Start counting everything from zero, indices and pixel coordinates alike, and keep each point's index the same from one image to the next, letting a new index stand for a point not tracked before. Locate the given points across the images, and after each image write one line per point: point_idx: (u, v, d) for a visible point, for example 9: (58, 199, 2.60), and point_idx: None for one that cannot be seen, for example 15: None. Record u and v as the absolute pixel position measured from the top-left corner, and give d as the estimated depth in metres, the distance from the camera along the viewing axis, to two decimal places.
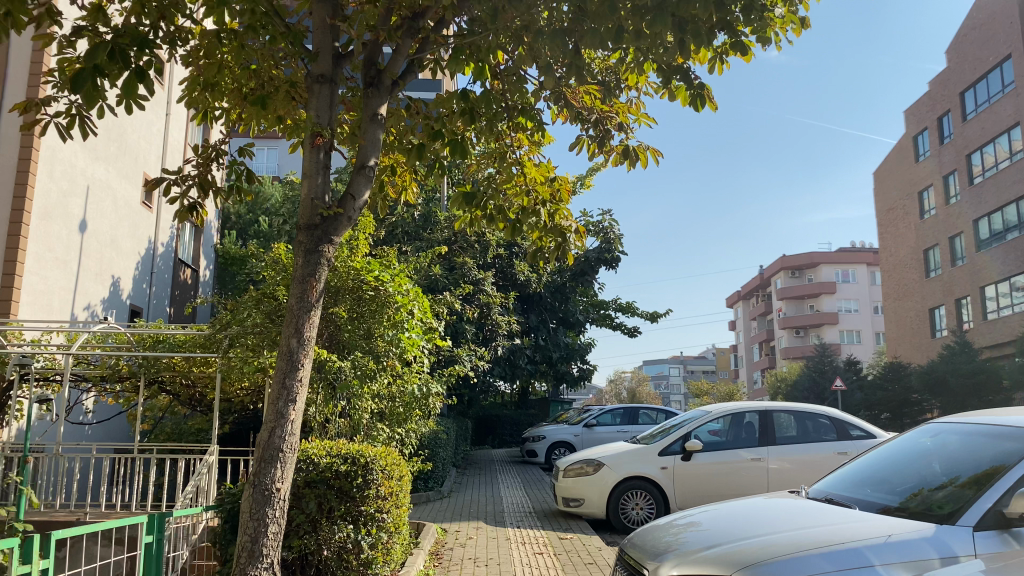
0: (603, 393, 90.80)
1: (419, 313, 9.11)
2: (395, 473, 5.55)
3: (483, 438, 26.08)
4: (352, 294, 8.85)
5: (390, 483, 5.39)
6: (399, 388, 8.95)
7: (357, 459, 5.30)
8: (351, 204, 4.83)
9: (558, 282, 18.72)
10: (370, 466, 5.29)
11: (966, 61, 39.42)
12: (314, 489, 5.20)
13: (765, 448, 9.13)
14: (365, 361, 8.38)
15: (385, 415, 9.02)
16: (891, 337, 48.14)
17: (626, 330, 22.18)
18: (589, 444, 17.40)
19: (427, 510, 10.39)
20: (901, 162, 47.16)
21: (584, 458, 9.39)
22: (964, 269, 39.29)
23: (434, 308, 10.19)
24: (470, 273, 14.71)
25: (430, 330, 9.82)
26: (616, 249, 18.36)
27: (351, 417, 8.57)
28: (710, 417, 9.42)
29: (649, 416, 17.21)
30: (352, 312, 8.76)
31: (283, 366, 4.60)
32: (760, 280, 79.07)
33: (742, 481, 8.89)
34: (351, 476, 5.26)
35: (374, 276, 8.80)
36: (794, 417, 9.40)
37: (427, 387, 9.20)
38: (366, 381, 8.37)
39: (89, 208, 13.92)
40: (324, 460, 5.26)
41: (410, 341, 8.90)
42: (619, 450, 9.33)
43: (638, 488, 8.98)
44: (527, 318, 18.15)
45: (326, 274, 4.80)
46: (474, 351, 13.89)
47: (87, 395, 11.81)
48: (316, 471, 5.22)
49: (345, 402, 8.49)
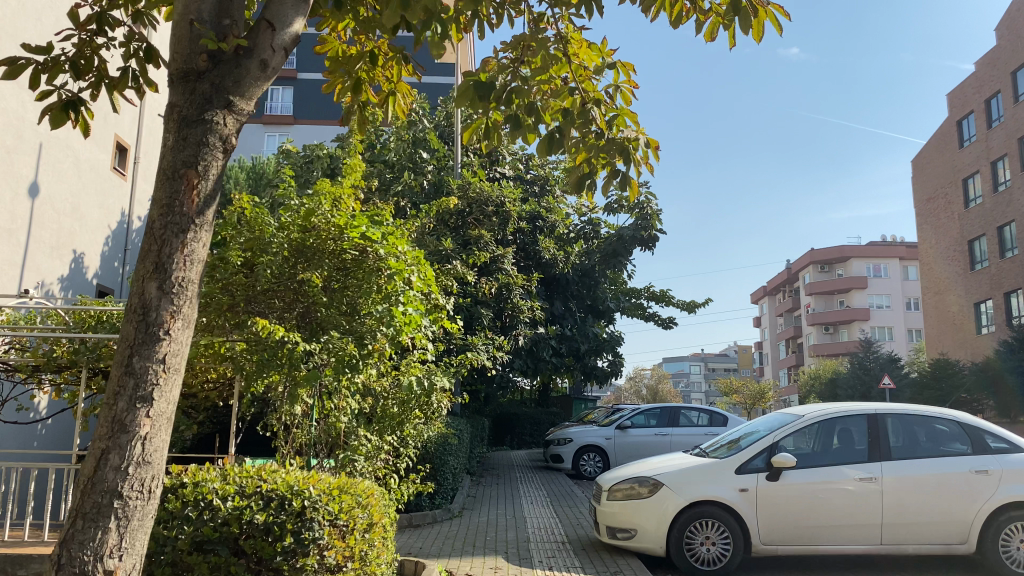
0: (624, 391, 88.33)
1: (419, 283, 6.86)
2: (358, 524, 4.24)
3: (501, 439, 23.84)
4: (325, 255, 6.66)
5: (344, 542, 4.12)
6: (386, 378, 6.65)
7: (287, 504, 4.08)
8: (270, 37, 3.45)
9: (586, 265, 16.38)
10: (311, 525, 4.04)
11: (1020, 36, 36.62)
12: (207, 552, 4.02)
13: (878, 464, 6.85)
14: (343, 342, 6.11)
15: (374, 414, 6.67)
16: (933, 334, 45.50)
17: (661, 321, 19.88)
18: (623, 449, 15.17)
19: (432, 537, 8.27)
20: (944, 147, 44.43)
21: (633, 475, 7.18)
22: (1016, 260, 36.60)
23: (441, 281, 7.88)
24: (481, 246, 12.49)
25: (436, 308, 7.60)
26: (654, 226, 16.01)
27: (329, 421, 6.37)
28: (800, 424, 7.16)
29: (691, 416, 15.39)
30: (330, 282, 6.64)
31: (133, 337, 2.90)
32: (787, 274, 76.37)
33: (845, 511, 6.72)
34: (274, 534, 4.03)
35: (359, 235, 6.58)
36: (911, 423, 7.13)
37: (431, 380, 6.57)
38: (343, 370, 6.01)
39: (42, 169, 11.84)
40: (231, 504, 4.08)
41: (406, 320, 6.60)
42: (679, 465, 7.13)
43: (709, 516, 6.77)
44: (552, 306, 15.90)
45: (214, 178, 3.14)
46: (489, 341, 11.71)
47: (27, 390, 9.76)
48: (218, 524, 4.05)
49: (317, 393, 6.27)
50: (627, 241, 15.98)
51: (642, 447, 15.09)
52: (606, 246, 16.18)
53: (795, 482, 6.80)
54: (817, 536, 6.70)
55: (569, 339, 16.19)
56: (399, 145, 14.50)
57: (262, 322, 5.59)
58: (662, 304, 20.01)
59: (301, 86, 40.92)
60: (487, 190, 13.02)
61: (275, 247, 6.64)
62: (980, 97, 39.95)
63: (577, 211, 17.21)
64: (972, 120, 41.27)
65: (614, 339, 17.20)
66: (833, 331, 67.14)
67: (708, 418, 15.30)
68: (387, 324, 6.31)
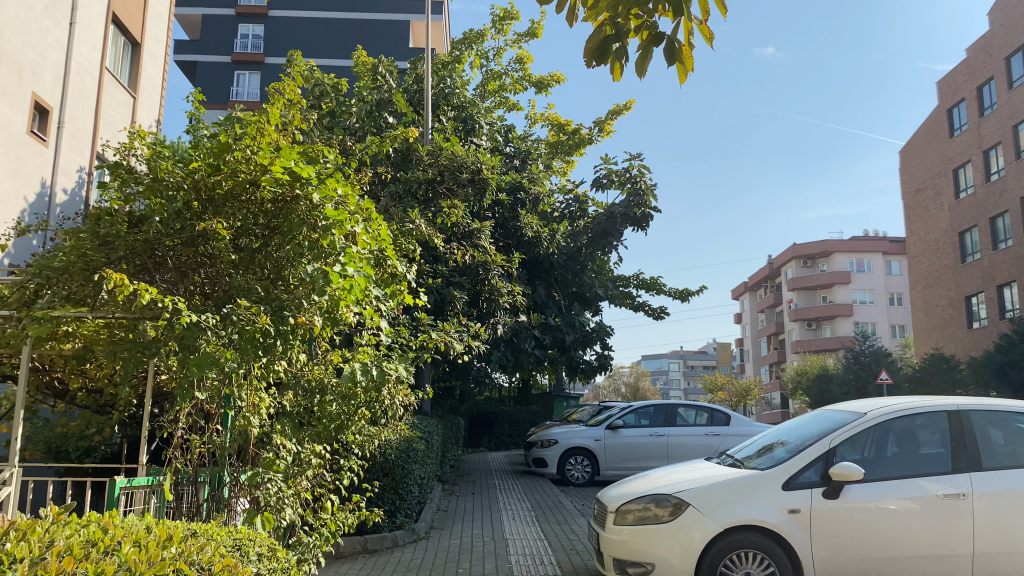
0: (603, 389, 86.95)
1: (366, 239, 5.09)
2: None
3: (478, 440, 22.13)
4: (241, 203, 5.00)
5: None
6: (317, 363, 4.90)
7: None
8: None
9: (572, 248, 14.74)
10: None
11: (1013, 22, 35.60)
12: None
13: (967, 477, 5.28)
14: (254, 313, 4.27)
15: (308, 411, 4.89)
16: (920, 329, 44.50)
17: (651, 312, 18.27)
18: (615, 452, 13.55)
19: (389, 567, 6.59)
20: (932, 136, 43.43)
21: (647, 493, 5.55)
22: (1009, 251, 35.53)
23: (398, 247, 6.16)
24: (454, 219, 10.77)
25: (395, 279, 5.92)
26: (647, 203, 14.34)
27: (239, 430, 4.51)
28: (859, 425, 5.56)
29: (690, 415, 13.85)
30: (246, 238, 5.02)
31: None
32: (769, 270, 75.41)
33: (927, 537, 5.16)
34: None
35: (285, 171, 4.83)
36: (1003, 424, 5.56)
37: (382, 371, 4.70)
38: (254, 357, 4.20)
39: None
40: None
41: (348, 288, 4.74)
42: (706, 478, 5.53)
43: (749, 546, 5.17)
44: (534, 291, 14.40)
45: None
46: (462, 328, 10.04)
47: None
48: None
49: (217, 389, 4.41)
50: (618, 219, 14.40)
51: (636, 448, 13.52)
52: (595, 227, 14.57)
53: (859, 501, 5.21)
54: (890, 570, 5.15)
55: (552, 329, 14.53)
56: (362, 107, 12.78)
57: (116, 279, 3.80)
58: (652, 292, 18.43)
59: (269, 70, 39.00)
60: (463, 153, 11.36)
61: (182, 196, 5.03)
62: (971, 85, 39.00)
63: (560, 188, 15.61)
64: (962, 108, 40.27)
65: (604, 329, 15.43)
66: (816, 327, 66.10)
67: (707, 417, 13.82)
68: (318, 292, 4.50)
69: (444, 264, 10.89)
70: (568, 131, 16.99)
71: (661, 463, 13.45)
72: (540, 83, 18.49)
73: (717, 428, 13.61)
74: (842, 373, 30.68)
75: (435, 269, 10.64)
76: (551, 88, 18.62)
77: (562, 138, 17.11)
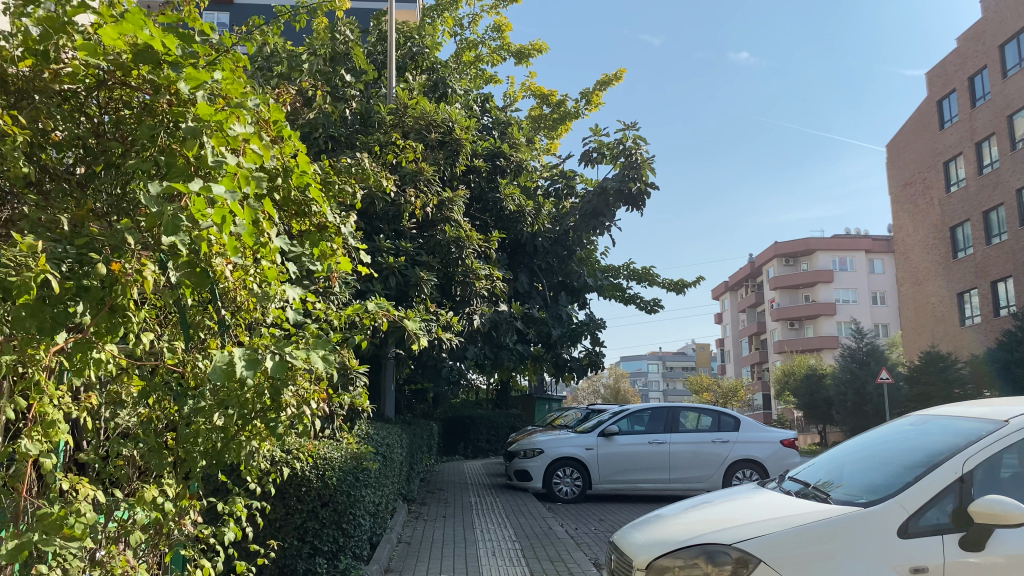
0: (582, 391, 85.47)
1: (261, 150, 3.20)
2: None
3: (453, 447, 20.24)
4: (74, 102, 3.26)
5: None
6: (175, 347, 3.12)
7: None
8: None
9: (558, 231, 13.03)
10: None
11: (1007, 8, 34.39)
12: None
13: None
14: (26, 253, 2.35)
15: (170, 413, 3.18)
16: (910, 327, 43.35)
17: (644, 305, 16.53)
18: (608, 462, 11.73)
19: None
20: (922, 129, 42.26)
21: (695, 543, 3.76)
22: (1004, 246, 34.27)
23: (329, 192, 4.33)
24: (420, 187, 8.85)
25: (319, 229, 4.16)
26: (644, 178, 12.45)
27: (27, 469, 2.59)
28: (1003, 439, 3.72)
29: (692, 418, 12.17)
30: (90, 162, 3.28)
31: None
32: (750, 269, 74.22)
33: None
34: None
35: (130, 45, 3.01)
36: None
37: (275, 361, 2.91)
38: (34, 342, 2.38)
39: None
40: None
41: (219, 219, 2.84)
42: (781, 520, 3.73)
43: None
44: (517, 278, 12.75)
45: None
46: (427, 319, 8.22)
47: None
48: None
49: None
50: (610, 196, 12.58)
51: (632, 458, 11.75)
52: (583, 207, 12.80)
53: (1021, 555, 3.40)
54: None
55: (537, 323, 12.68)
56: (314, 61, 10.92)
57: None
58: (644, 283, 16.70)
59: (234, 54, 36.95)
60: (432, 109, 9.51)
61: None
62: (962, 75, 37.82)
63: (544, 165, 13.83)
64: (953, 99, 39.08)
65: (592, 321, 13.53)
66: (799, 326, 65.00)
67: (712, 421, 12.15)
68: (164, 233, 2.62)
69: (410, 240, 9.05)
70: (552, 103, 15.15)
71: (661, 475, 11.71)
72: (520, 53, 16.73)
73: (725, 435, 11.96)
74: (838, 372, 29.13)
75: (398, 247, 8.77)
76: (532, 59, 16.86)
77: (546, 112, 15.30)
